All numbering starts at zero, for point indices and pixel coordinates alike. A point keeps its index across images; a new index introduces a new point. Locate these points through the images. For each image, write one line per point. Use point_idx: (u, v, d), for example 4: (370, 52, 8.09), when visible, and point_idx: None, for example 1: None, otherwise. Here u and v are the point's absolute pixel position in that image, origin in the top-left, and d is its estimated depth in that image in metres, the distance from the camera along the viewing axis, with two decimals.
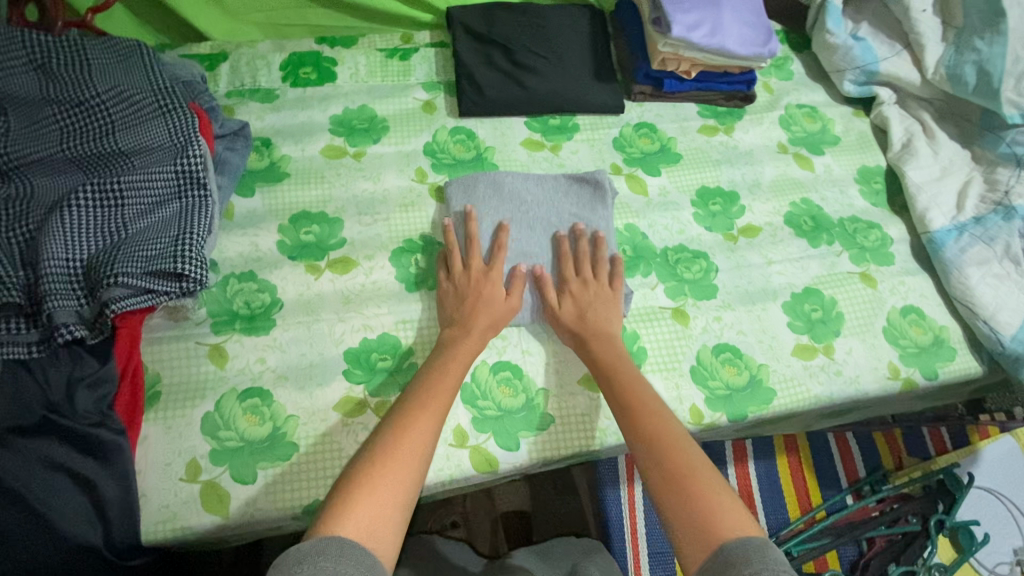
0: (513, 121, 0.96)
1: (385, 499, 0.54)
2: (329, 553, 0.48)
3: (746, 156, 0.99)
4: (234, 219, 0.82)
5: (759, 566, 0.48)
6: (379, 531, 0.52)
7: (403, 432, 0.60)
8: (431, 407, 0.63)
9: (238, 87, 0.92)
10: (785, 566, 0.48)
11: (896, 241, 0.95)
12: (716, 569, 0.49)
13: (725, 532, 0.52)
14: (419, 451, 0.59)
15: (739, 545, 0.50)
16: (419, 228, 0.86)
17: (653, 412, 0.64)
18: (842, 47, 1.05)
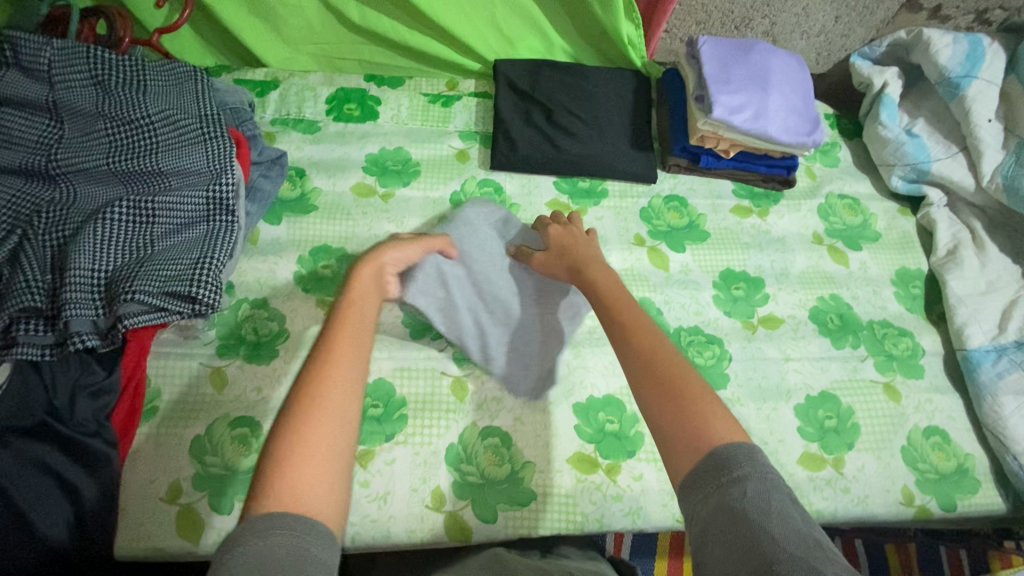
0: (542, 179, 0.96)
1: (316, 458, 0.46)
2: (266, 534, 0.40)
3: (777, 242, 0.96)
4: (257, 245, 0.85)
5: (746, 471, 0.45)
6: (319, 497, 0.44)
7: (315, 379, 0.50)
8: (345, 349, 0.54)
9: (283, 115, 0.96)
10: (767, 469, 0.45)
11: (928, 353, 0.90)
12: (704, 479, 0.45)
13: (711, 436, 0.48)
14: (349, 400, 0.50)
15: (727, 449, 0.46)
16: None
17: (639, 335, 0.58)
18: (893, 141, 1.01)
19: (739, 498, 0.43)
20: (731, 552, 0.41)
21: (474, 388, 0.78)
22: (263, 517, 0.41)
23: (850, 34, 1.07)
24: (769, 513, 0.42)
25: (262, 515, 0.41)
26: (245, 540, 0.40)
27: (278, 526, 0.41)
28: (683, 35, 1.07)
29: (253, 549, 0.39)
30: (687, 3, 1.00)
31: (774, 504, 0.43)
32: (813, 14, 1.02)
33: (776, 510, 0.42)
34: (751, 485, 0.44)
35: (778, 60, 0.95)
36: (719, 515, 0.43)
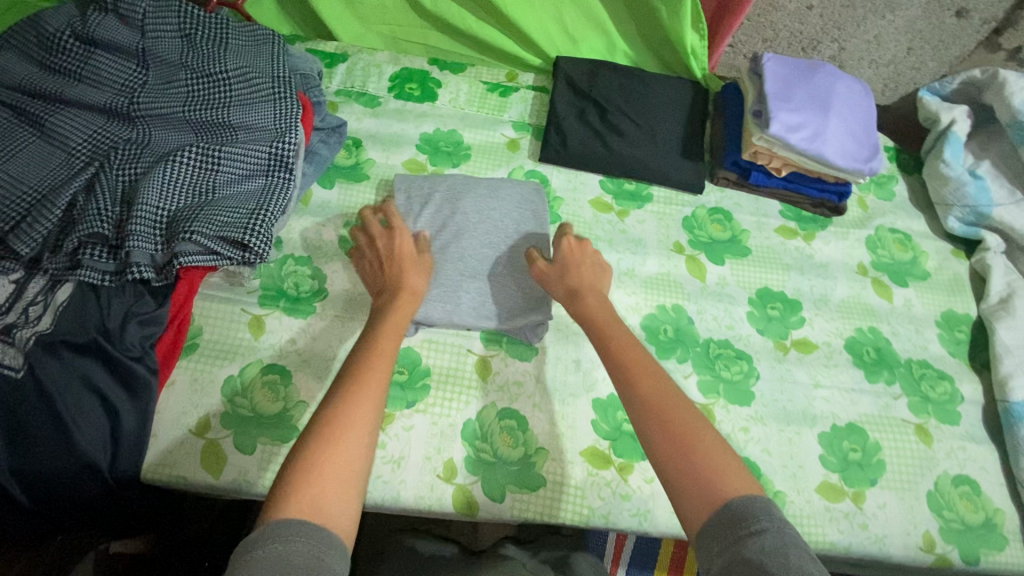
0: (589, 177, 0.97)
1: (335, 473, 0.51)
2: (287, 538, 0.45)
3: (820, 267, 0.95)
4: (308, 205, 0.88)
5: (764, 525, 0.46)
6: (332, 507, 0.49)
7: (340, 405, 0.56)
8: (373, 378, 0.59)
9: (348, 87, 1.00)
10: (785, 523, 0.47)
11: (967, 401, 0.86)
12: (719, 531, 0.47)
13: (727, 491, 0.50)
14: (367, 423, 0.55)
15: (742, 503, 0.48)
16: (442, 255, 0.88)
17: (648, 390, 0.60)
18: (954, 181, 0.98)
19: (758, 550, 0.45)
20: None
21: (497, 369, 0.79)
22: (285, 522, 0.46)
23: (922, 68, 1.05)
24: (787, 566, 0.43)
25: (283, 522, 0.46)
26: (269, 540, 0.44)
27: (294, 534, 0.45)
28: (748, 51, 1.06)
29: (275, 552, 0.43)
30: (756, 19, 1.00)
31: (793, 557, 0.44)
32: (884, 42, 1.01)
33: (794, 563, 0.43)
34: (769, 537, 0.45)
35: (842, 84, 0.93)
36: (736, 566, 0.45)
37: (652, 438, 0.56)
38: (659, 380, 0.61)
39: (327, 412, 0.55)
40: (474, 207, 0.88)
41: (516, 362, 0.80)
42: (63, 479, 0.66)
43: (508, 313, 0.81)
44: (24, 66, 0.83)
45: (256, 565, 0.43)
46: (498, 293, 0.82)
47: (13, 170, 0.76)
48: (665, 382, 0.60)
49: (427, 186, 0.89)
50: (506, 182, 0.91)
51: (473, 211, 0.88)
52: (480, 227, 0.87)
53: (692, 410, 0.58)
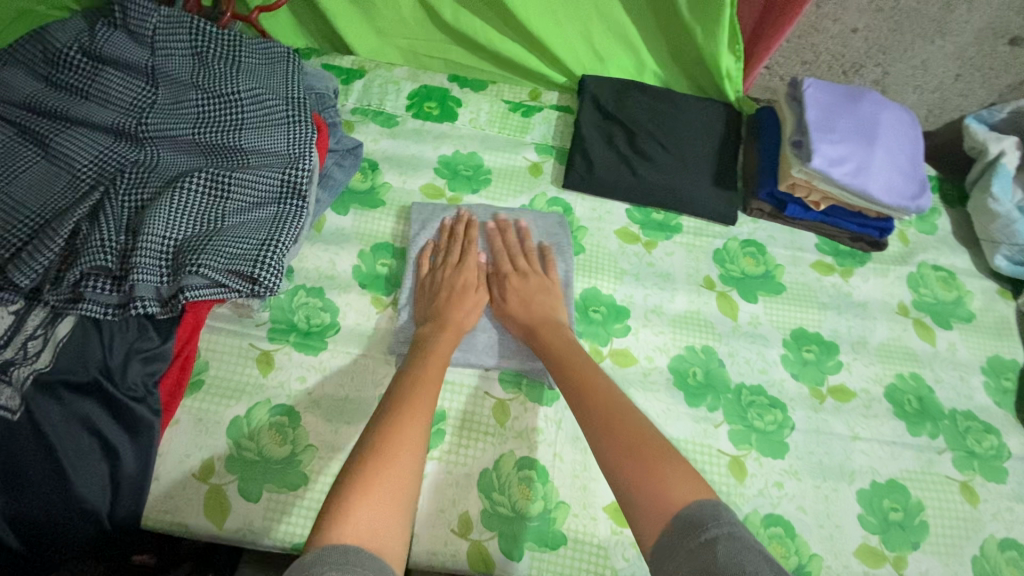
0: (615, 205, 0.93)
1: (388, 497, 0.49)
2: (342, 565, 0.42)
3: (859, 307, 0.89)
4: (321, 232, 0.84)
5: (714, 532, 0.45)
6: (386, 535, 0.47)
7: (393, 426, 0.55)
8: (423, 402, 0.59)
9: (364, 106, 0.95)
10: (737, 526, 0.45)
11: (1015, 457, 0.81)
12: (672, 544, 0.46)
13: (678, 501, 0.49)
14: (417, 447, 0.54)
15: (692, 511, 0.47)
16: None
17: (594, 410, 0.60)
18: (1004, 217, 0.93)
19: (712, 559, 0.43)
20: None
21: (516, 414, 0.75)
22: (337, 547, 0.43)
23: (969, 95, 0.99)
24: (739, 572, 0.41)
25: (334, 548, 0.43)
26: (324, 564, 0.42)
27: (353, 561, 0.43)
28: (784, 74, 1.01)
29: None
30: (796, 41, 0.95)
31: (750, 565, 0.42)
32: (932, 68, 0.95)
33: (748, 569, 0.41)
34: (721, 544, 0.44)
35: (888, 114, 0.88)
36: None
37: (607, 456, 0.56)
38: (607, 396, 0.62)
39: (380, 432, 0.54)
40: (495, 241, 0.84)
41: (537, 407, 0.76)
42: (60, 527, 0.63)
43: (528, 354, 0.77)
44: (30, 83, 0.80)
45: None
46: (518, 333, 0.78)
47: (16, 194, 0.73)
48: (611, 398, 0.61)
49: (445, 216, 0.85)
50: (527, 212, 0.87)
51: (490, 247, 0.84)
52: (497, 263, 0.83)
53: (641, 421, 0.58)
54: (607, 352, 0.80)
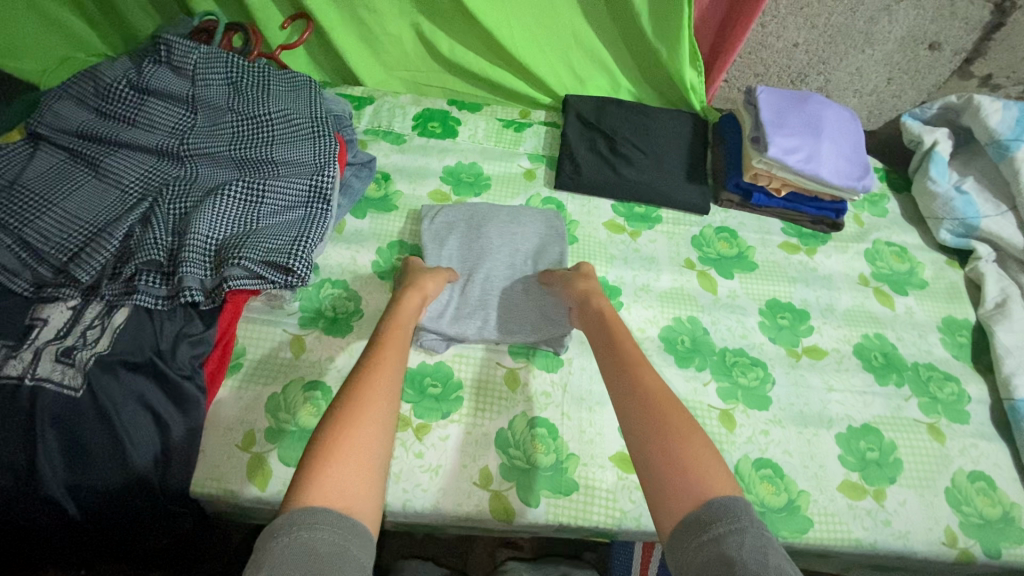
0: (601, 202, 1.05)
1: (355, 463, 0.54)
2: (311, 526, 0.47)
3: (824, 279, 1.00)
4: (343, 233, 0.94)
5: (744, 524, 0.49)
6: (355, 496, 0.52)
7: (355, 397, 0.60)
8: (384, 371, 0.65)
9: (375, 127, 1.08)
10: (763, 526, 0.49)
11: (974, 400, 0.90)
12: (692, 530, 0.50)
13: (710, 490, 0.53)
14: (383, 413, 0.60)
15: (722, 503, 0.51)
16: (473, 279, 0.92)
17: (644, 391, 0.64)
18: (943, 196, 1.05)
19: (734, 547, 0.47)
20: None
21: (525, 380, 0.83)
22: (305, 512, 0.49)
23: (902, 95, 1.14)
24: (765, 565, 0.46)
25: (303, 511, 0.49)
26: (292, 530, 0.47)
27: (323, 520, 0.48)
28: (741, 85, 1.16)
29: (297, 541, 0.46)
30: (748, 56, 1.10)
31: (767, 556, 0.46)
32: (866, 74, 1.10)
33: (771, 562, 0.46)
34: (748, 536, 0.48)
35: (831, 112, 1.02)
36: (712, 564, 0.47)
37: (640, 437, 0.60)
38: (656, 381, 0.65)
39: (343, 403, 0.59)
40: (496, 233, 0.95)
41: (544, 373, 0.84)
42: (116, 493, 0.69)
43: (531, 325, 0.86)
44: (82, 113, 0.91)
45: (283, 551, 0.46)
46: (524, 309, 0.87)
47: (71, 206, 0.82)
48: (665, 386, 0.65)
49: (450, 212, 0.96)
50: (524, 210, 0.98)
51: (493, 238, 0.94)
52: (497, 252, 0.93)
53: (688, 415, 0.61)
54: None
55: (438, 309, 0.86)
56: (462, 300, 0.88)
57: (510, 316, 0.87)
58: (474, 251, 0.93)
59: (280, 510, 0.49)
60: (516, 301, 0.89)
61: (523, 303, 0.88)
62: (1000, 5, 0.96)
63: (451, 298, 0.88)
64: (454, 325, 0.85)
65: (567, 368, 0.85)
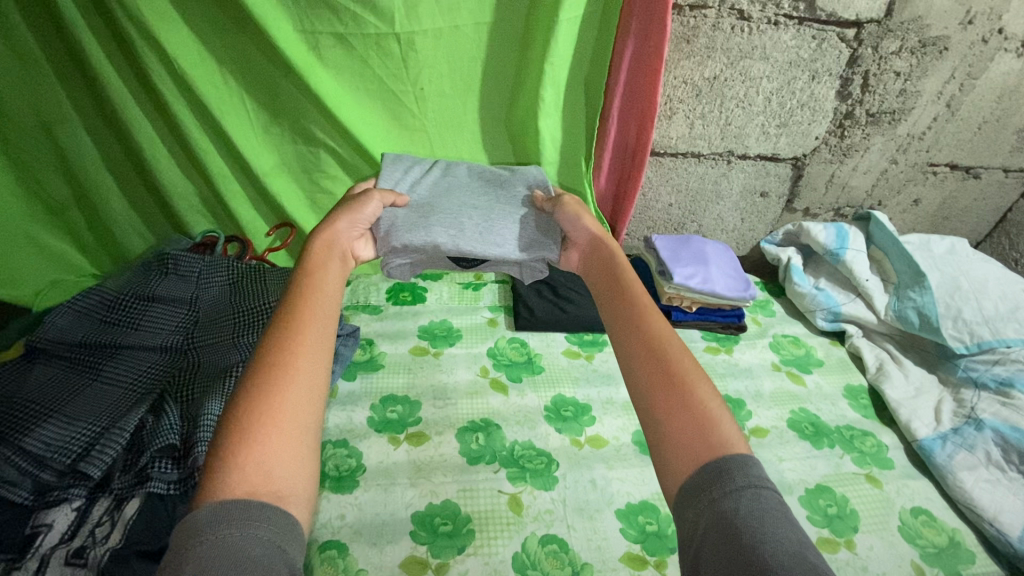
0: (557, 336, 1.24)
1: (286, 450, 0.57)
2: (245, 525, 0.49)
3: (746, 370, 1.22)
4: (338, 397, 1.04)
5: (742, 487, 0.56)
6: (284, 484, 0.55)
7: (273, 380, 0.62)
8: (306, 351, 0.66)
9: (354, 302, 1.25)
10: (760, 486, 0.56)
11: (892, 448, 1.08)
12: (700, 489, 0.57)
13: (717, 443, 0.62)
14: (307, 394, 0.63)
15: (721, 467, 0.58)
16: (464, 416, 1.03)
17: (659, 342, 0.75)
18: (808, 293, 1.37)
19: (732, 507, 0.54)
20: (727, 559, 0.51)
21: (528, 503, 0.90)
22: (227, 506, 0.50)
23: (755, 228, 1.51)
24: (763, 527, 0.52)
25: (229, 505, 0.50)
26: (221, 525, 0.48)
27: (256, 516, 0.50)
28: (640, 236, 1.49)
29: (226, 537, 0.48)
30: (640, 216, 1.44)
31: (763, 517, 0.53)
32: (726, 218, 1.47)
33: (768, 527, 0.52)
34: (747, 503, 0.54)
35: (710, 245, 1.34)
36: (718, 525, 0.53)
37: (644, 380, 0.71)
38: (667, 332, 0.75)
39: (262, 387, 0.61)
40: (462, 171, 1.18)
41: (544, 492, 0.92)
42: None
43: (481, 236, 1.10)
44: (85, 325, 1.00)
45: (216, 544, 0.47)
46: (493, 234, 1.10)
47: (74, 409, 0.87)
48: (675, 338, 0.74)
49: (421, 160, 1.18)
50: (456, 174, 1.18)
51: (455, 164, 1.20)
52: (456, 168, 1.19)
53: (698, 365, 0.72)
54: (585, 439, 1.02)
55: (399, 223, 1.06)
56: (429, 216, 1.08)
57: (484, 236, 1.09)
58: (440, 188, 1.15)
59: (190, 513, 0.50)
60: (489, 217, 1.11)
61: (484, 202, 1.14)
62: (795, 164, 1.39)
63: (415, 214, 1.08)
64: (425, 236, 1.06)
65: (561, 481, 0.94)
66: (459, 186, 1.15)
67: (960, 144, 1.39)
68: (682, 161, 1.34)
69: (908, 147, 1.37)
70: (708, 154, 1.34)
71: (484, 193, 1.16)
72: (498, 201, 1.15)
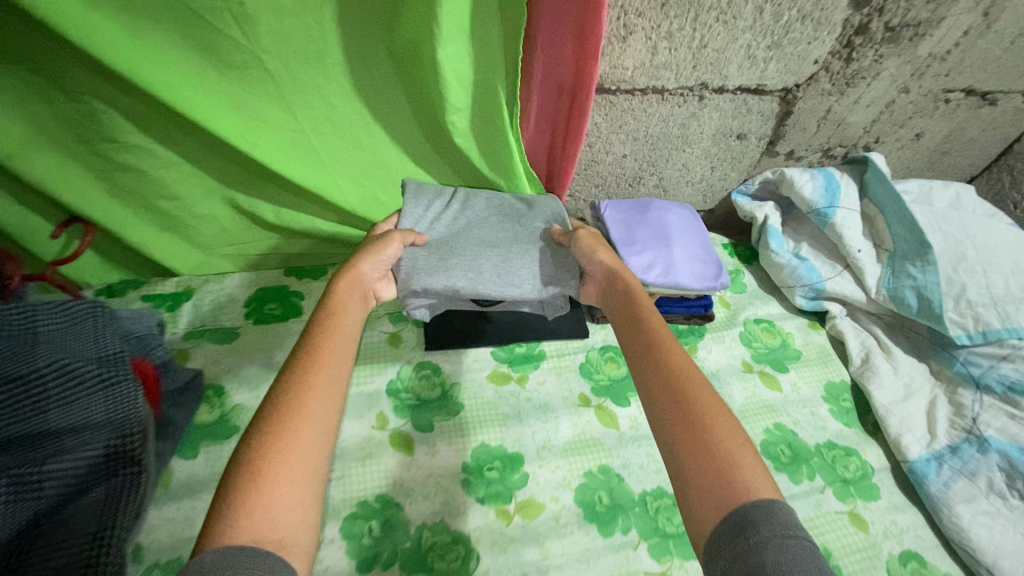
0: (479, 351, 0.95)
1: (297, 491, 0.52)
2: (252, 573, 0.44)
3: (713, 377, 1.00)
4: (170, 488, 0.75)
5: (766, 536, 0.49)
6: (291, 531, 0.50)
7: (298, 410, 0.57)
8: (331, 382, 0.62)
9: (198, 326, 0.91)
10: (789, 536, 0.48)
11: (878, 470, 0.92)
12: (731, 536, 0.50)
13: (736, 474, 0.55)
14: (326, 428, 0.58)
15: (744, 510, 0.51)
16: (355, 495, 0.77)
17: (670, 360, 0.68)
18: (788, 265, 1.12)
19: (763, 562, 0.47)
20: None
21: None
22: (234, 550, 0.45)
23: (727, 178, 1.20)
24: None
25: (233, 549, 0.45)
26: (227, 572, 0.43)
27: (264, 566, 0.44)
28: (585, 196, 1.16)
29: None
30: (584, 172, 1.10)
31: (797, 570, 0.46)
32: (692, 167, 1.15)
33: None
34: (774, 552, 0.47)
35: (673, 214, 1.04)
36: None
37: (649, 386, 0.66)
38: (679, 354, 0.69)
39: (281, 415, 0.56)
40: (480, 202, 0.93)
41: None
42: None
43: (504, 279, 0.85)
44: None
45: None
46: (518, 274, 0.86)
47: None
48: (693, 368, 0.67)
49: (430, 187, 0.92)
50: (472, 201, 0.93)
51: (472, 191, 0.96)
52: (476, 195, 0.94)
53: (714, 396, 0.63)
54: (514, 509, 0.79)
55: (417, 267, 0.83)
56: (448, 256, 0.85)
57: (504, 276, 0.85)
58: (459, 224, 0.90)
59: (196, 551, 0.45)
60: (511, 256, 0.88)
61: (507, 238, 0.90)
62: (785, 97, 1.05)
63: (435, 254, 0.84)
64: (444, 281, 0.83)
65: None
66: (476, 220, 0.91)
67: (986, 63, 1.08)
68: (640, 100, 0.98)
69: (925, 71, 1.06)
70: (674, 89, 0.98)
71: (512, 225, 0.91)
72: (522, 236, 0.91)
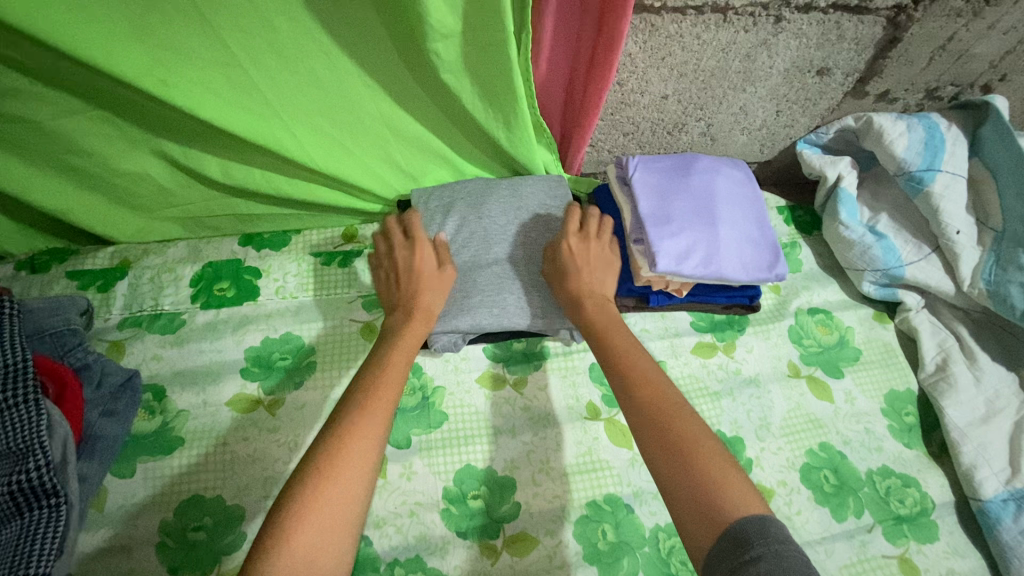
0: (469, 346, 0.80)
1: (335, 518, 0.50)
2: None
3: (750, 383, 0.83)
4: (105, 512, 0.65)
5: (760, 551, 0.45)
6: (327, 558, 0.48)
7: (345, 428, 0.54)
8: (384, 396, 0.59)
9: (135, 312, 0.77)
10: (784, 547, 0.46)
11: (938, 504, 0.78)
12: (725, 553, 0.47)
13: (723, 499, 0.50)
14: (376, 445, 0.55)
15: (740, 528, 0.48)
16: None
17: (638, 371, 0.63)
18: (859, 244, 0.89)
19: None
20: None
21: None
22: None
23: (794, 124, 0.94)
24: None
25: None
26: None
27: None
28: (610, 146, 0.93)
29: None
30: (610, 117, 0.86)
31: None
32: (751, 112, 0.89)
33: None
34: (766, 564, 0.44)
35: (721, 178, 0.82)
36: None
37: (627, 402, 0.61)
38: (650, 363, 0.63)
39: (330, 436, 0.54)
40: (499, 207, 0.81)
41: None
42: None
43: (528, 307, 0.77)
44: None
45: None
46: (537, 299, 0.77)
47: None
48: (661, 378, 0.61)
49: (442, 191, 0.81)
50: (485, 202, 0.81)
51: (479, 185, 0.82)
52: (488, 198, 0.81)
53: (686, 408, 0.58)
54: (502, 544, 0.68)
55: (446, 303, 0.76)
56: (468, 292, 0.76)
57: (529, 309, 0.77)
58: (475, 234, 0.80)
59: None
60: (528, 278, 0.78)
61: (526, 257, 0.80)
62: (894, 18, 0.77)
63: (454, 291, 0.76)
64: (469, 321, 0.75)
65: None
66: (486, 230, 0.80)
67: None
68: (693, 23, 0.72)
69: None
70: (741, 7, 0.72)
71: (531, 232, 0.81)
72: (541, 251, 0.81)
